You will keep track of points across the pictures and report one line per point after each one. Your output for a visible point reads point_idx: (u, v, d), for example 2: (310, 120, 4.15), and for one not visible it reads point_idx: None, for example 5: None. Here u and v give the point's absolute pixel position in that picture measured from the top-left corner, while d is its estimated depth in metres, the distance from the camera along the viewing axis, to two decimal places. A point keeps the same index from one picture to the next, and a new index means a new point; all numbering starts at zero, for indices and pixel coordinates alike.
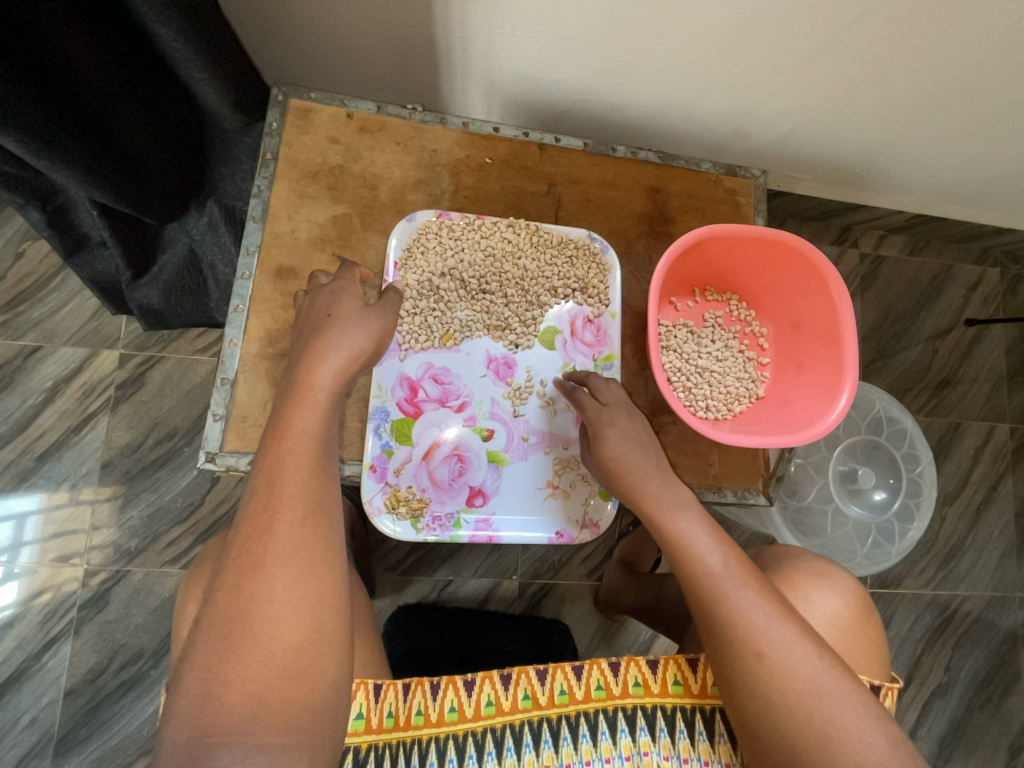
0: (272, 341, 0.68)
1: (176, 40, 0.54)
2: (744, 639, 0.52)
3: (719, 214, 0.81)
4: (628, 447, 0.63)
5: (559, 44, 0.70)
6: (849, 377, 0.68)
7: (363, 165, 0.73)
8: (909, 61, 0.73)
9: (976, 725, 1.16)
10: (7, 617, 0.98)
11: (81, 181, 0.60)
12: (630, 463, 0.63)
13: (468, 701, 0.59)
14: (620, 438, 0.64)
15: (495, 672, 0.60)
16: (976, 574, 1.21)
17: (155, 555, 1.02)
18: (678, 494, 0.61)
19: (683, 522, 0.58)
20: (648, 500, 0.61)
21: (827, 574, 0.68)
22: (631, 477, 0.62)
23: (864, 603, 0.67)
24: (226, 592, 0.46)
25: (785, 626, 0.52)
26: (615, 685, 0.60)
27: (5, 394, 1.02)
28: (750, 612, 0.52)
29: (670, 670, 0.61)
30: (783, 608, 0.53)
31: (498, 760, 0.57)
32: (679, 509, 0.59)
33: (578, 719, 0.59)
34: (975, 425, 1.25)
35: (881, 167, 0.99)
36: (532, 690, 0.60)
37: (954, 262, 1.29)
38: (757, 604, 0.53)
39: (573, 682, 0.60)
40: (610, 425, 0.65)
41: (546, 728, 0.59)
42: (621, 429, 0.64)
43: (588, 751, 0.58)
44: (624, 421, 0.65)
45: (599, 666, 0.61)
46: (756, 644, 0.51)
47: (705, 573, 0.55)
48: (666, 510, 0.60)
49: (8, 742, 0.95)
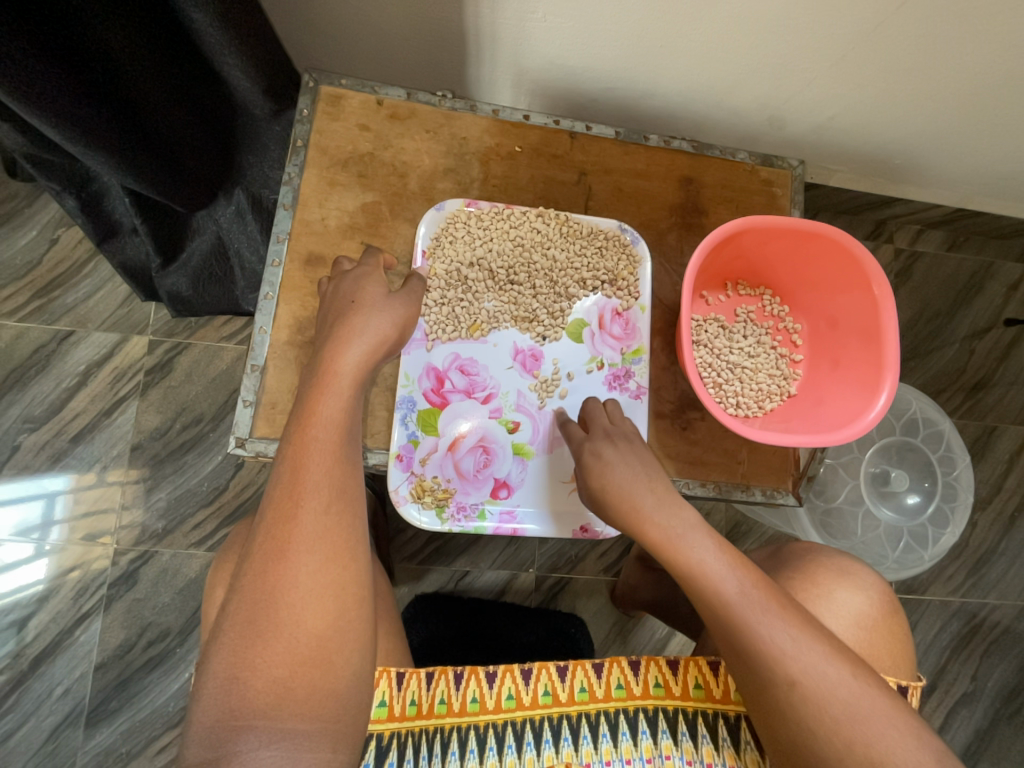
0: (301, 328, 0.68)
1: (210, 26, 0.53)
2: (777, 671, 0.49)
3: (754, 206, 0.79)
4: (624, 469, 0.60)
5: (591, 28, 0.68)
6: (891, 376, 0.66)
7: (393, 153, 0.72)
8: (959, 48, 0.70)
9: (1003, 736, 1.13)
10: (41, 592, 1.01)
11: (112, 168, 0.60)
12: (628, 490, 0.58)
13: (490, 693, 0.59)
14: (614, 459, 0.61)
15: (517, 665, 0.60)
16: (1007, 582, 1.18)
17: (182, 537, 1.04)
18: (683, 517, 0.56)
19: (693, 548, 0.54)
20: (655, 532, 0.55)
21: (854, 573, 0.66)
22: (627, 500, 0.58)
23: (892, 603, 0.65)
24: (252, 578, 0.47)
25: (815, 647, 0.49)
26: (635, 684, 0.60)
27: (40, 376, 1.05)
28: (778, 643, 0.49)
29: (691, 673, 0.61)
30: (814, 628, 0.51)
31: (518, 754, 0.57)
32: (685, 534, 0.54)
33: (598, 717, 0.59)
34: (1012, 429, 1.21)
35: (921, 159, 0.96)
36: (552, 686, 0.59)
37: (994, 259, 1.24)
38: (783, 629, 0.50)
39: (594, 680, 0.60)
40: (594, 453, 0.62)
41: (566, 725, 0.59)
42: (608, 455, 0.61)
43: (609, 751, 0.58)
44: (608, 446, 0.62)
45: (620, 665, 0.60)
46: (788, 673, 0.49)
47: (721, 605, 0.51)
48: (672, 539, 0.55)
49: (43, 711, 0.98)
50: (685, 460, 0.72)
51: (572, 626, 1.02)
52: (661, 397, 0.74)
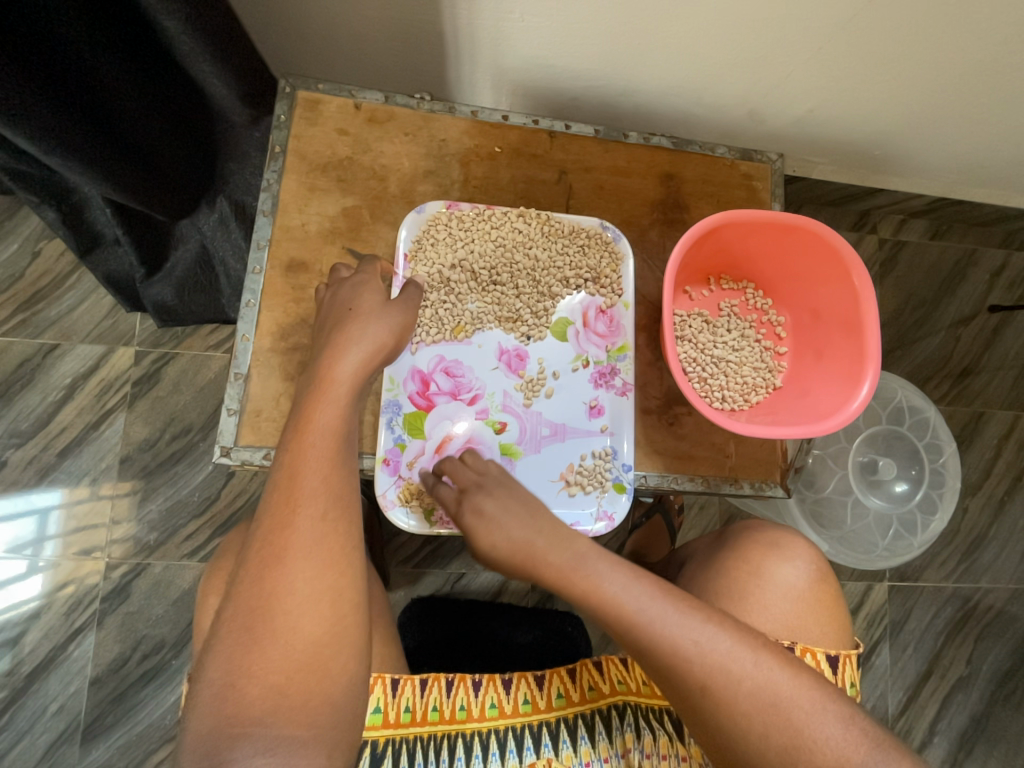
0: (284, 335, 0.68)
1: (184, 33, 0.53)
2: (689, 673, 0.49)
3: (735, 200, 0.79)
4: (508, 520, 0.59)
5: (568, 27, 0.68)
6: (873, 367, 0.66)
7: (372, 157, 0.72)
8: (933, 38, 0.70)
9: (999, 719, 1.14)
10: (33, 608, 1.00)
11: (91, 179, 0.60)
12: (519, 537, 0.58)
13: (475, 701, 0.61)
14: (495, 512, 0.59)
15: (498, 674, 0.62)
16: (999, 566, 1.19)
17: (174, 548, 1.03)
18: (576, 547, 0.56)
19: (588, 575, 0.54)
20: (550, 568, 0.55)
21: (784, 544, 0.67)
22: (521, 548, 0.58)
23: (822, 572, 0.66)
24: (250, 584, 0.46)
25: (724, 638, 0.50)
26: (604, 684, 0.62)
27: (26, 391, 1.04)
28: (685, 642, 0.49)
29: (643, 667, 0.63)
30: (724, 623, 0.51)
31: (502, 761, 0.59)
32: (577, 562, 0.54)
33: (576, 721, 0.61)
34: (1000, 414, 1.22)
35: (903, 149, 0.96)
36: (531, 695, 0.61)
37: (977, 246, 1.25)
38: (688, 627, 0.50)
39: (569, 684, 0.62)
40: (473, 511, 0.60)
41: (546, 731, 0.60)
42: (488, 510, 0.60)
43: (588, 752, 0.60)
44: (486, 499, 0.60)
45: (589, 666, 0.63)
46: (699, 673, 0.49)
47: (625, 621, 0.51)
48: (567, 571, 0.55)
49: (37, 729, 0.97)
50: (672, 455, 0.72)
51: (568, 625, 1.01)
52: (647, 393, 0.74)
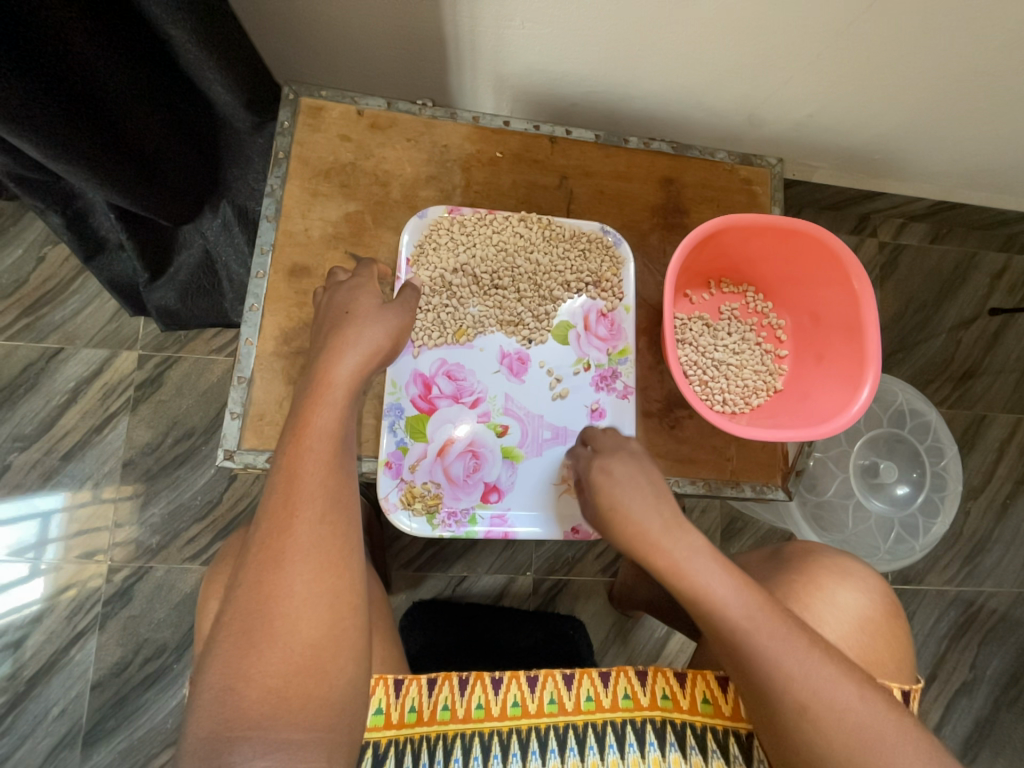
0: (287, 339, 0.68)
1: (189, 41, 0.54)
2: (787, 697, 0.49)
3: (735, 204, 0.80)
4: (631, 492, 0.57)
5: (568, 35, 0.69)
6: (873, 370, 0.67)
7: (375, 162, 0.73)
8: (931, 43, 0.71)
9: (1004, 724, 1.14)
10: (35, 612, 1.00)
11: (94, 183, 0.60)
12: (634, 514, 0.55)
13: (495, 700, 0.60)
14: (620, 478, 0.58)
15: (523, 672, 0.61)
16: (1002, 570, 1.18)
17: (177, 552, 1.03)
18: (688, 541, 0.53)
19: (696, 573, 0.51)
20: (660, 560, 0.53)
21: (836, 565, 0.68)
22: (634, 527, 0.55)
23: (892, 605, 0.66)
24: (247, 587, 0.47)
25: (824, 668, 0.49)
26: (643, 695, 0.61)
27: (29, 395, 1.04)
28: (790, 669, 0.49)
29: (699, 687, 0.61)
30: (819, 645, 0.51)
31: (522, 762, 0.58)
32: (689, 558, 0.52)
33: (605, 727, 0.60)
34: (1001, 417, 1.22)
35: (902, 153, 0.97)
36: (558, 694, 0.60)
37: (978, 250, 1.26)
38: (794, 656, 0.49)
39: (600, 689, 0.61)
40: (602, 470, 0.60)
41: (572, 734, 0.59)
42: (616, 473, 0.59)
43: (616, 762, 0.58)
44: (614, 462, 0.60)
45: (627, 675, 0.62)
46: (799, 698, 0.49)
47: (732, 630, 0.50)
48: (678, 563, 0.52)
49: (39, 733, 0.97)
50: (674, 459, 0.72)
51: (568, 628, 1.03)
52: (648, 396, 0.74)
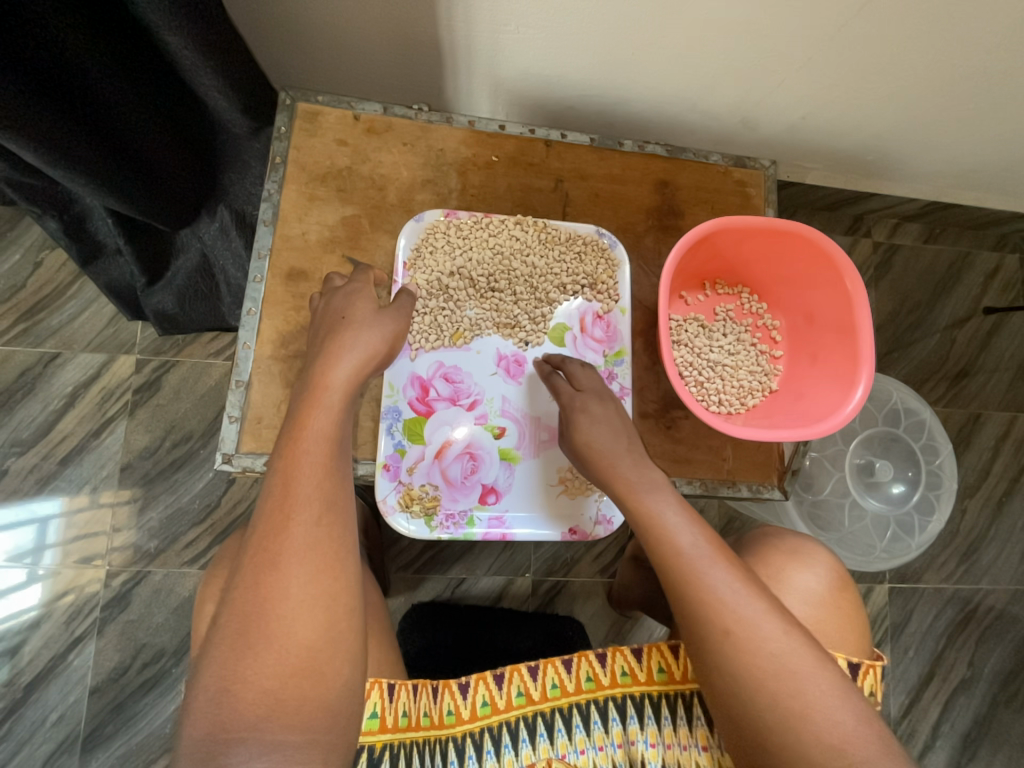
0: (284, 343, 0.69)
1: (185, 46, 0.54)
2: (713, 621, 0.51)
3: (729, 206, 0.80)
4: (602, 428, 0.63)
5: (562, 39, 0.70)
6: (866, 370, 0.67)
7: (371, 167, 0.73)
8: (921, 46, 0.72)
9: (1001, 721, 1.14)
10: (33, 617, 1.00)
11: (90, 187, 0.60)
12: (602, 446, 0.61)
13: (465, 704, 0.61)
14: (596, 419, 0.63)
15: (489, 672, 0.61)
16: (999, 567, 1.19)
17: (175, 556, 1.03)
18: (650, 476, 0.59)
19: (653, 501, 0.57)
20: (619, 481, 0.59)
21: (803, 551, 0.68)
22: (606, 461, 0.61)
23: (841, 580, 0.67)
24: (244, 590, 0.47)
25: (758, 606, 0.51)
26: (604, 675, 0.62)
27: (27, 400, 1.04)
28: (720, 591, 0.51)
29: (654, 658, 0.63)
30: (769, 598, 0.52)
31: (497, 758, 0.59)
32: (648, 488, 0.58)
33: (570, 710, 0.61)
34: (996, 415, 1.23)
35: (895, 154, 0.97)
36: (525, 687, 0.61)
37: (971, 249, 1.26)
38: (727, 582, 0.52)
39: (564, 675, 0.62)
40: (583, 407, 0.64)
41: (540, 722, 0.60)
42: (596, 410, 0.64)
43: (582, 740, 0.60)
44: (597, 403, 0.64)
45: (587, 658, 0.62)
46: (724, 622, 0.50)
47: (675, 553, 0.54)
48: (636, 490, 0.58)
49: (38, 738, 0.97)
50: (670, 459, 0.73)
51: (569, 629, 1.03)
52: (645, 398, 0.75)
